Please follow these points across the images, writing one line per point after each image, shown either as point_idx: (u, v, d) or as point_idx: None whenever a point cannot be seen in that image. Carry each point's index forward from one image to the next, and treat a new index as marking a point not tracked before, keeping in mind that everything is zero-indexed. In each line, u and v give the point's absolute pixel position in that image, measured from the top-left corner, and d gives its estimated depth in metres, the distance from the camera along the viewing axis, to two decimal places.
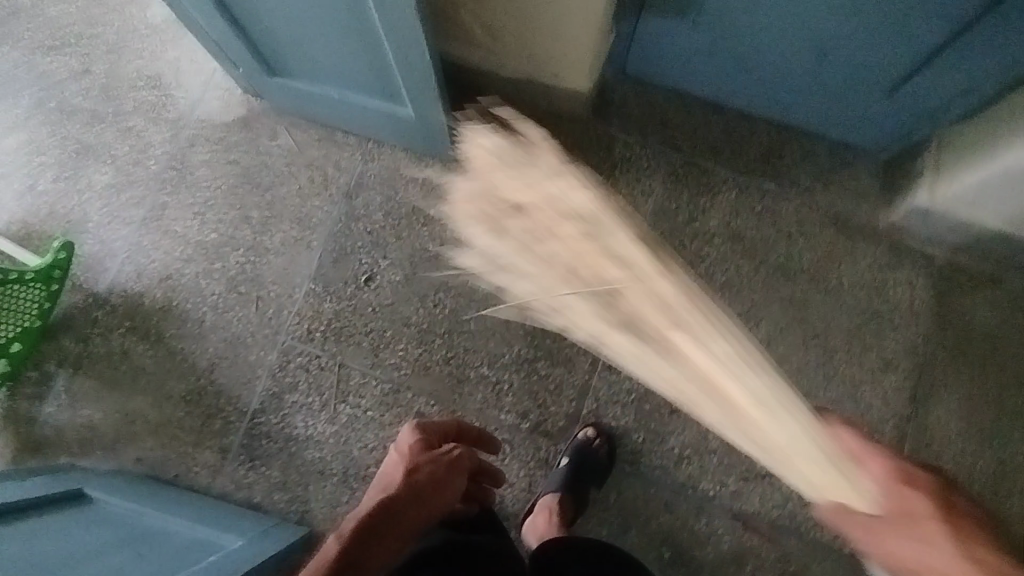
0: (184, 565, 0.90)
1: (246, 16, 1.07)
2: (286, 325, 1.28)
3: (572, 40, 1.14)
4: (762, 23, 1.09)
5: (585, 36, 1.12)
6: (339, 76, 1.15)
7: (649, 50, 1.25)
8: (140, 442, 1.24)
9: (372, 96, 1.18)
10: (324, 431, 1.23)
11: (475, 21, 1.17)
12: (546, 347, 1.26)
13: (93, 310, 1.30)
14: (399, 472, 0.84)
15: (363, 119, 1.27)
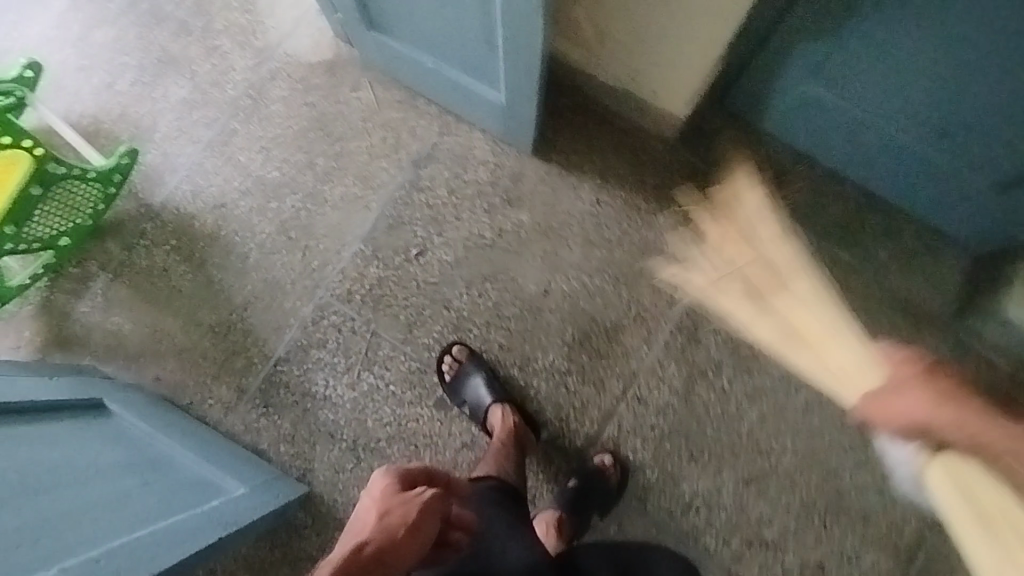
0: (186, 505, 0.89)
1: None
2: (328, 281, 1.26)
3: (688, 57, 1.09)
4: (884, 90, 1.02)
5: (704, 54, 1.07)
6: (440, 44, 1.12)
7: (756, 87, 1.19)
8: (162, 362, 1.24)
9: (468, 72, 1.15)
10: (343, 394, 1.23)
11: (589, 19, 1.12)
12: (580, 363, 1.24)
13: (143, 221, 1.29)
14: (369, 515, 0.77)
15: (452, 92, 1.23)
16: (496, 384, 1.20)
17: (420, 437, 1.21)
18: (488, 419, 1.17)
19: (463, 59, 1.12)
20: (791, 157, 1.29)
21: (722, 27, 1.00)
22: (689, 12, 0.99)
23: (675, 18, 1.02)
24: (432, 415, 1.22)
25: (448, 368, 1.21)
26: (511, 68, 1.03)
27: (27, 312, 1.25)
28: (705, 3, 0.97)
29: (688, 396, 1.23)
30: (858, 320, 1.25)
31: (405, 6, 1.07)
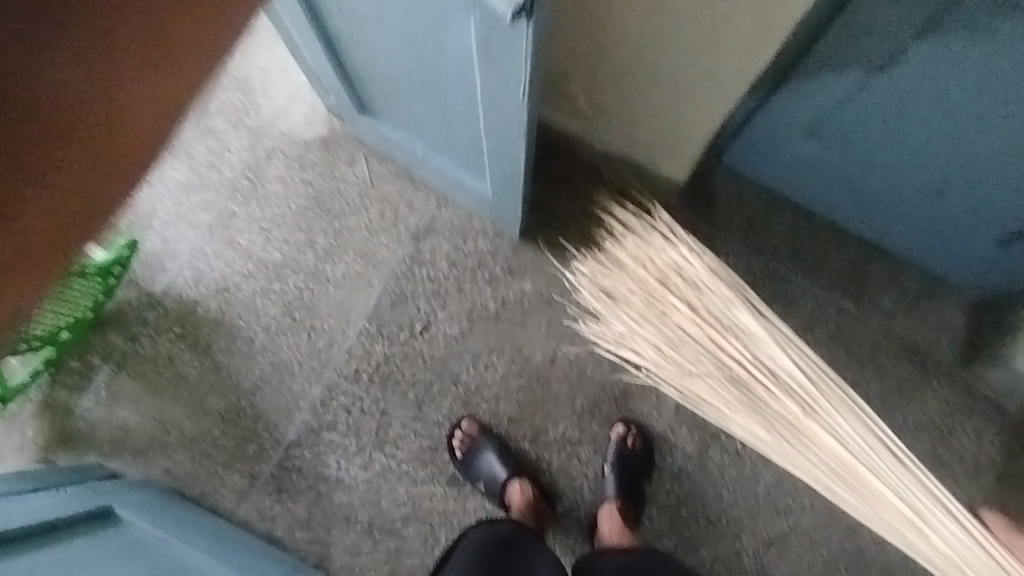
0: None
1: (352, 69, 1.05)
2: (335, 362, 1.26)
3: (687, 124, 1.10)
4: (884, 153, 1.03)
5: (702, 123, 1.08)
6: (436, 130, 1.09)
7: (750, 151, 1.20)
8: (172, 452, 1.24)
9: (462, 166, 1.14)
10: (356, 475, 1.22)
11: (585, 93, 1.14)
12: (591, 431, 1.23)
13: (145, 309, 1.28)
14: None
15: (439, 177, 1.24)
16: (508, 455, 1.20)
17: (435, 515, 1.21)
18: (504, 495, 1.17)
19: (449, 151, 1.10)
20: (790, 211, 1.30)
21: (718, 101, 1.02)
22: (686, 89, 1.01)
23: (671, 93, 1.03)
24: (446, 492, 1.21)
25: (459, 443, 1.20)
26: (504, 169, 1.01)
27: (30, 411, 1.24)
28: (700, 82, 0.98)
29: (703, 458, 1.23)
30: (868, 372, 1.25)
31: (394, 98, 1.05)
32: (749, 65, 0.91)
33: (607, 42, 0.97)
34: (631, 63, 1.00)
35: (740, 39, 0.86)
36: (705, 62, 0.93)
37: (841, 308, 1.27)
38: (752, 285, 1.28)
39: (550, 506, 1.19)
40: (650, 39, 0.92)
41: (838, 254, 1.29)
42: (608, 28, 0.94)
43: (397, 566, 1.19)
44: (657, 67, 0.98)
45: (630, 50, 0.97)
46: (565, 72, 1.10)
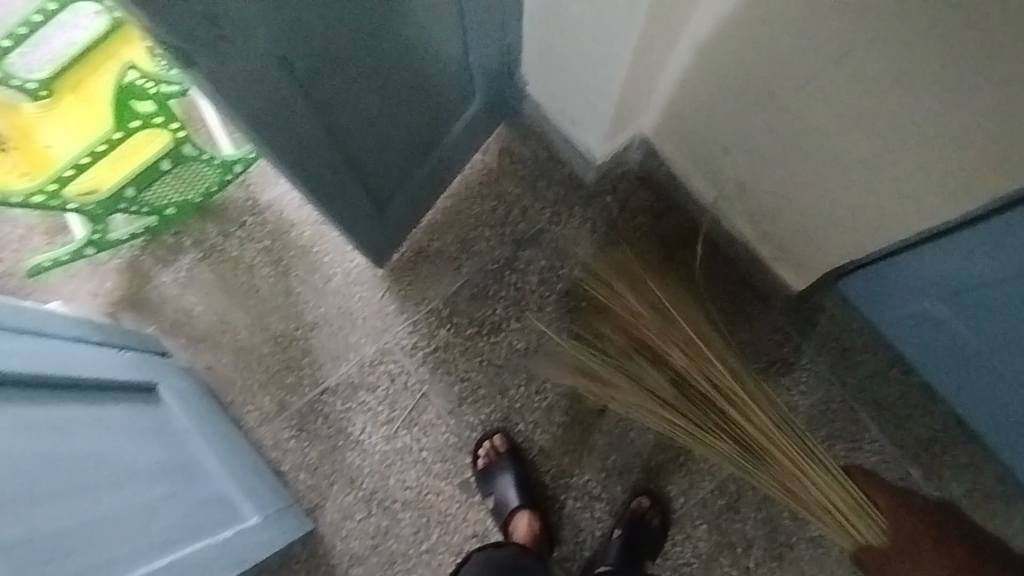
0: (197, 538, 0.87)
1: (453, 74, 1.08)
2: (398, 330, 1.27)
3: (829, 241, 1.07)
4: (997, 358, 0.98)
5: (845, 245, 1.05)
6: (407, 143, 1.10)
7: (863, 295, 1.16)
8: (219, 353, 1.27)
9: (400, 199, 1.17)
10: (376, 443, 1.22)
11: (737, 171, 1.12)
12: (612, 492, 1.20)
13: (247, 213, 1.32)
14: None
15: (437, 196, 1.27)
16: (526, 484, 1.18)
17: (434, 512, 1.20)
18: (510, 522, 1.15)
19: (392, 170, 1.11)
20: (890, 359, 1.24)
21: (872, 233, 0.98)
22: (842, 207, 0.98)
23: (828, 205, 1.00)
24: (453, 494, 1.20)
25: (483, 455, 1.19)
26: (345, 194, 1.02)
27: (114, 264, 1.29)
28: (857, 212, 0.96)
29: (710, 563, 1.19)
30: None
31: (427, 102, 1.06)
32: (917, 214, 0.87)
33: (789, 134, 0.95)
34: (802, 163, 0.98)
35: (925, 185, 0.82)
36: (877, 191, 0.90)
37: (905, 475, 1.21)
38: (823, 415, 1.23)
39: (550, 549, 1.17)
40: (836, 149, 0.90)
41: (921, 420, 1.23)
42: (795, 123, 0.92)
43: (380, 545, 1.18)
44: (828, 177, 0.96)
45: (807, 150, 0.95)
46: (729, 143, 1.08)
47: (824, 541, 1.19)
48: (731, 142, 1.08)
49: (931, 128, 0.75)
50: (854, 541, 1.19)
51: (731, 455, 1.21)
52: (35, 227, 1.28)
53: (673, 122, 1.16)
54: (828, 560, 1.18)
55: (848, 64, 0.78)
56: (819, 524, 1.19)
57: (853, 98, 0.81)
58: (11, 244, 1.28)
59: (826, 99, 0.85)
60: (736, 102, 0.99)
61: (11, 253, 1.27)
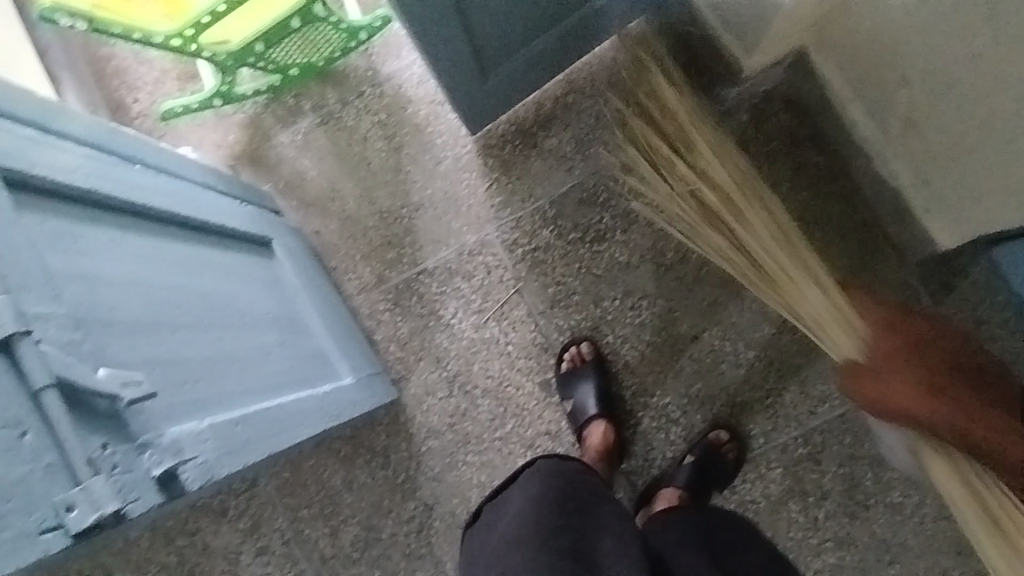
0: (288, 386, 0.90)
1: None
2: (501, 223, 1.25)
3: (995, 200, 0.92)
4: None
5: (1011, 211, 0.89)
6: (528, 10, 1.02)
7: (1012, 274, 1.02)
8: (327, 220, 1.30)
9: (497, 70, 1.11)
10: (465, 330, 1.25)
11: (910, 102, 0.97)
12: (691, 420, 1.19)
13: (367, 83, 1.31)
14: None
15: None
16: (605, 396, 1.18)
17: (512, 404, 1.23)
18: (584, 427, 1.17)
19: (506, 35, 1.05)
20: None
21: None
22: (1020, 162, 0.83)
23: (1008, 161, 0.85)
24: (532, 391, 1.23)
25: (568, 359, 1.20)
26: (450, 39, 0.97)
27: (237, 118, 1.32)
28: None
29: (777, 505, 1.16)
30: None
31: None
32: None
33: (971, 67, 0.82)
34: (993, 108, 0.82)
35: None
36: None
37: None
38: None
39: (618, 461, 1.18)
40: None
41: None
42: (998, 60, 0.77)
43: (456, 425, 1.24)
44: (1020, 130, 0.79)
45: (1007, 95, 0.78)
46: (906, 66, 0.93)
47: (905, 510, 1.13)
48: (908, 67, 0.93)
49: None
50: (937, 515, 1.12)
51: (824, 405, 1.16)
52: (168, 71, 1.32)
53: (846, 37, 1.02)
54: (903, 527, 1.13)
55: None
56: (902, 491, 1.13)
57: None
58: (146, 86, 1.32)
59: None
60: (936, 20, 0.83)
61: (145, 95, 1.32)
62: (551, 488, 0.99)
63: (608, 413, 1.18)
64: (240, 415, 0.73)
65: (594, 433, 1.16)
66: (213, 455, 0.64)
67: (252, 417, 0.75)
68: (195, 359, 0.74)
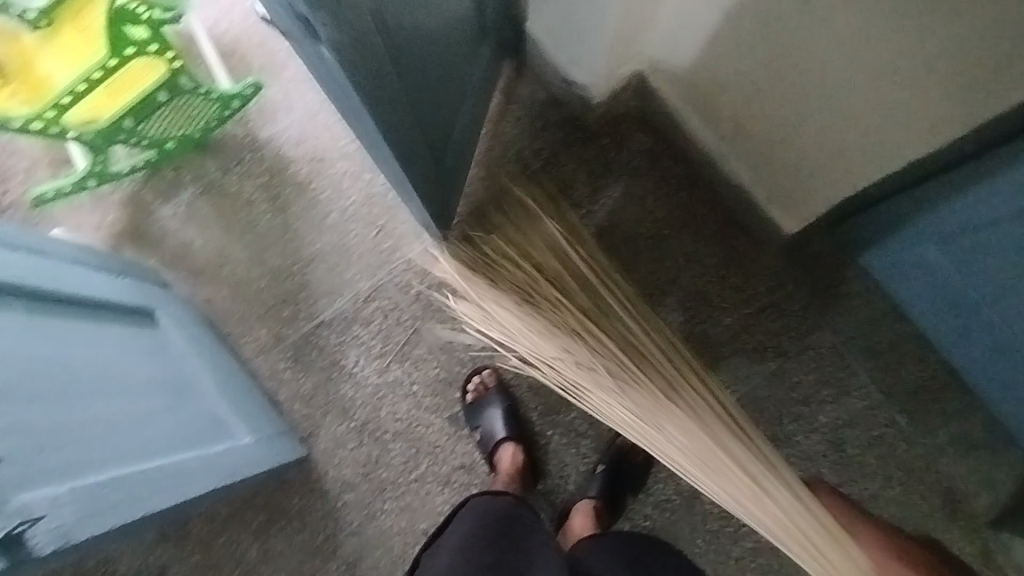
0: (173, 448, 0.88)
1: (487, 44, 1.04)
2: (392, 267, 1.28)
3: (831, 174, 1.02)
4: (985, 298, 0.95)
5: (853, 175, 0.98)
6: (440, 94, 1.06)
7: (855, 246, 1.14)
8: (218, 286, 1.30)
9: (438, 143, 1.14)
10: (369, 376, 1.25)
11: (744, 109, 1.07)
12: (598, 431, 1.22)
13: (246, 149, 1.33)
14: None
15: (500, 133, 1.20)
16: (513, 420, 1.20)
17: (424, 443, 1.23)
18: (495, 452, 1.18)
19: (444, 118, 1.06)
20: None
21: (891, 153, 0.89)
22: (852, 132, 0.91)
23: (830, 139, 0.96)
24: (443, 427, 1.23)
25: (472, 390, 1.22)
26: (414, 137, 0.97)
27: (115, 197, 1.31)
28: (847, 146, 0.94)
29: (692, 500, 1.20)
30: (888, 491, 1.19)
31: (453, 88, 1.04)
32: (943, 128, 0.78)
33: (781, 63, 0.92)
34: (815, 90, 0.91)
35: (944, 95, 0.74)
36: (897, 107, 0.81)
37: (890, 422, 1.21)
38: (813, 361, 1.23)
39: (534, 481, 1.19)
40: (849, 65, 0.82)
41: None
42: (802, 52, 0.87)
43: (371, 473, 1.22)
44: (841, 104, 0.89)
45: (822, 71, 0.87)
46: (734, 76, 1.03)
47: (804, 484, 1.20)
48: (735, 78, 1.04)
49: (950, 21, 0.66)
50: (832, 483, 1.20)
51: None
52: (39, 159, 1.31)
53: (676, 64, 1.13)
54: None
55: None
56: (801, 467, 1.20)
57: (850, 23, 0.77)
58: (16, 176, 1.30)
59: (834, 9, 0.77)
60: (746, 28, 0.93)
61: (15, 185, 1.30)
62: (485, 527, 0.98)
63: (518, 435, 1.20)
64: (109, 479, 0.72)
65: (507, 457, 1.17)
66: (73, 518, 0.63)
67: (124, 479, 0.74)
68: (62, 428, 0.72)
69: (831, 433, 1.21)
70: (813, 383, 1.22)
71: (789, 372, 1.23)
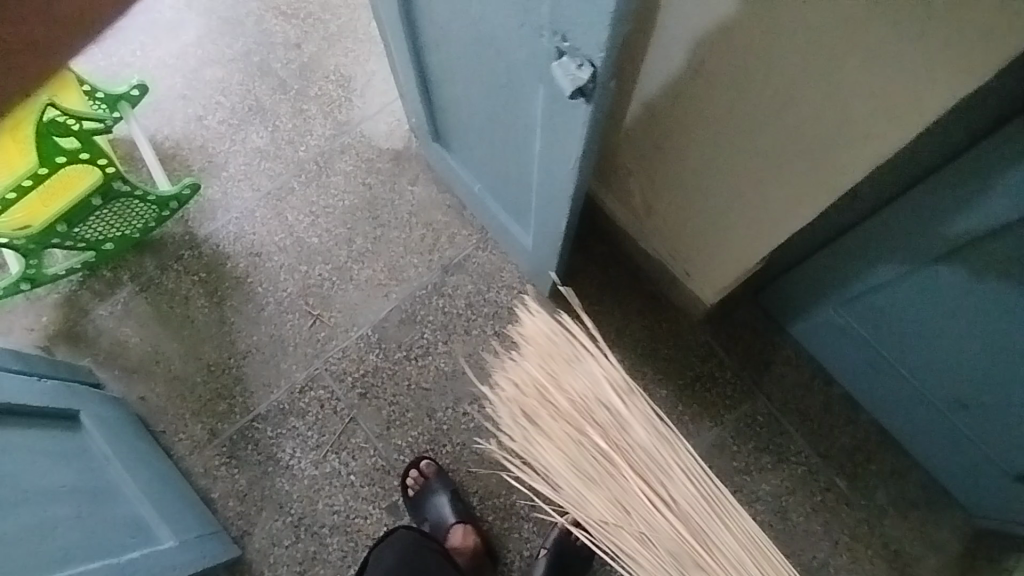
0: (77, 560, 0.84)
1: (460, 127, 1.09)
2: (329, 355, 1.29)
3: (739, 239, 1.03)
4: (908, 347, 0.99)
5: (761, 237, 0.99)
6: (496, 171, 1.09)
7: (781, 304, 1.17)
8: (152, 384, 1.29)
9: (508, 206, 1.15)
10: (305, 469, 1.23)
11: (681, 175, 1.02)
12: (540, 512, 1.20)
13: (185, 246, 1.36)
14: None
15: (493, 224, 1.26)
16: (458, 503, 1.19)
17: (362, 536, 1.20)
18: (445, 536, 1.18)
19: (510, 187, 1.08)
20: (810, 369, 1.26)
21: (838, 181, 0.80)
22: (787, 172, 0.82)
23: (731, 201, 0.97)
24: (382, 518, 1.21)
25: (413, 483, 1.19)
26: (541, 208, 0.99)
27: (52, 299, 1.32)
28: (748, 206, 0.96)
29: None
30: (837, 557, 1.18)
31: (502, 171, 1.07)
32: (874, 119, 0.69)
33: (677, 131, 0.95)
34: (737, 135, 0.86)
35: (866, 121, 0.70)
36: (821, 141, 0.77)
37: (831, 485, 1.21)
38: (749, 427, 1.24)
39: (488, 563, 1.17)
40: (742, 123, 0.83)
41: (843, 429, 1.23)
42: (693, 116, 0.89)
43: (307, 571, 1.18)
44: (737, 163, 0.90)
45: (716, 132, 0.88)
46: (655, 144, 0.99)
47: None
48: (658, 146, 1.00)
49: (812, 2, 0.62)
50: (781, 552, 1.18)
51: None
52: None
53: None
54: None
55: (722, 51, 0.76)
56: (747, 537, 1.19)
57: (734, 85, 0.79)
58: None
59: (710, 38, 0.75)
60: (655, 80, 0.90)
61: None
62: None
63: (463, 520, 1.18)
64: None
65: (460, 533, 1.17)
66: None
67: None
68: None
69: (774, 500, 1.20)
70: (753, 450, 1.23)
71: (726, 440, 1.23)
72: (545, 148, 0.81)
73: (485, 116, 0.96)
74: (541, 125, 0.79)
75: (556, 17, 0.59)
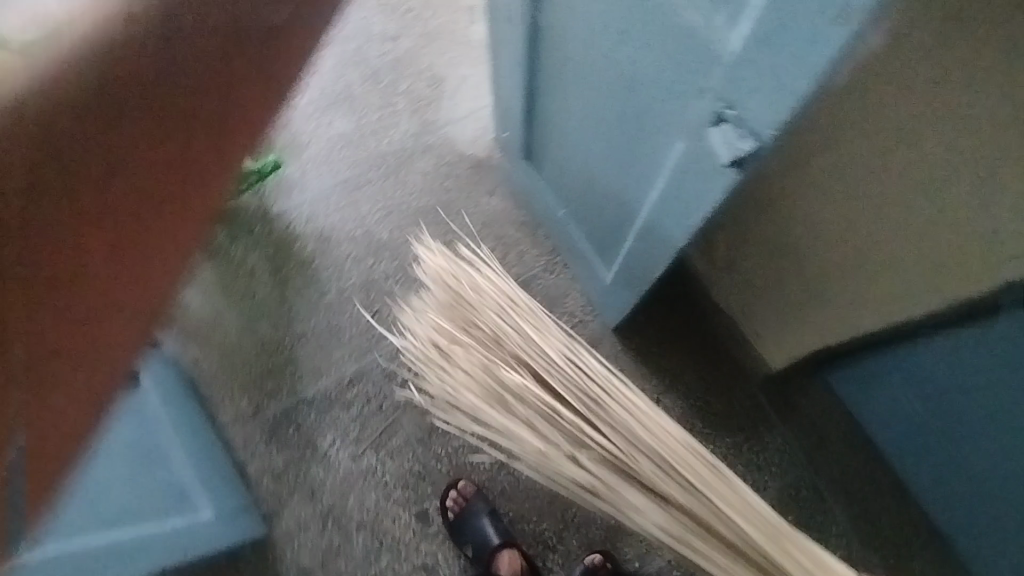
0: None
1: (559, 152, 1.07)
2: (382, 352, 1.29)
3: (823, 325, 1.01)
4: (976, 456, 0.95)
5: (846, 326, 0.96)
6: (591, 204, 1.07)
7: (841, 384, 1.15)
8: (207, 350, 1.30)
9: (594, 241, 1.14)
10: (342, 461, 1.23)
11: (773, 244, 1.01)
12: (568, 546, 1.20)
13: (258, 220, 1.38)
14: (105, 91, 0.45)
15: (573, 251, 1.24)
16: (498, 523, 1.17)
17: (387, 538, 1.20)
18: (491, 560, 1.14)
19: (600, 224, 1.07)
20: None
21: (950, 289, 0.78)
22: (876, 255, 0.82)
23: (821, 287, 0.95)
24: (410, 523, 1.21)
25: (451, 505, 1.18)
26: (635, 251, 0.97)
27: None
28: (839, 297, 0.93)
29: None
30: None
31: (597, 206, 1.05)
32: (981, 224, 0.69)
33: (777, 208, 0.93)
34: (832, 225, 0.86)
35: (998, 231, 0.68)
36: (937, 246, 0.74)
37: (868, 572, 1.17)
38: (791, 497, 1.21)
39: None
40: (851, 211, 0.82)
41: None
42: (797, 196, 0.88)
43: (329, 562, 1.19)
44: (835, 253, 0.88)
45: (821, 214, 0.87)
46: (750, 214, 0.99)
47: None
48: (755, 210, 1.00)
49: (964, 85, 0.63)
50: None
51: None
52: None
53: None
54: None
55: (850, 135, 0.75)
56: None
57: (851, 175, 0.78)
58: None
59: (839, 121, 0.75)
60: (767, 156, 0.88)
61: None
62: None
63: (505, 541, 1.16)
64: None
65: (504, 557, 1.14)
66: None
67: None
68: None
69: None
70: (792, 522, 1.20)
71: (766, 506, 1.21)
72: (663, 200, 0.79)
73: (595, 154, 0.95)
74: (666, 179, 0.76)
75: (727, 85, 0.57)
